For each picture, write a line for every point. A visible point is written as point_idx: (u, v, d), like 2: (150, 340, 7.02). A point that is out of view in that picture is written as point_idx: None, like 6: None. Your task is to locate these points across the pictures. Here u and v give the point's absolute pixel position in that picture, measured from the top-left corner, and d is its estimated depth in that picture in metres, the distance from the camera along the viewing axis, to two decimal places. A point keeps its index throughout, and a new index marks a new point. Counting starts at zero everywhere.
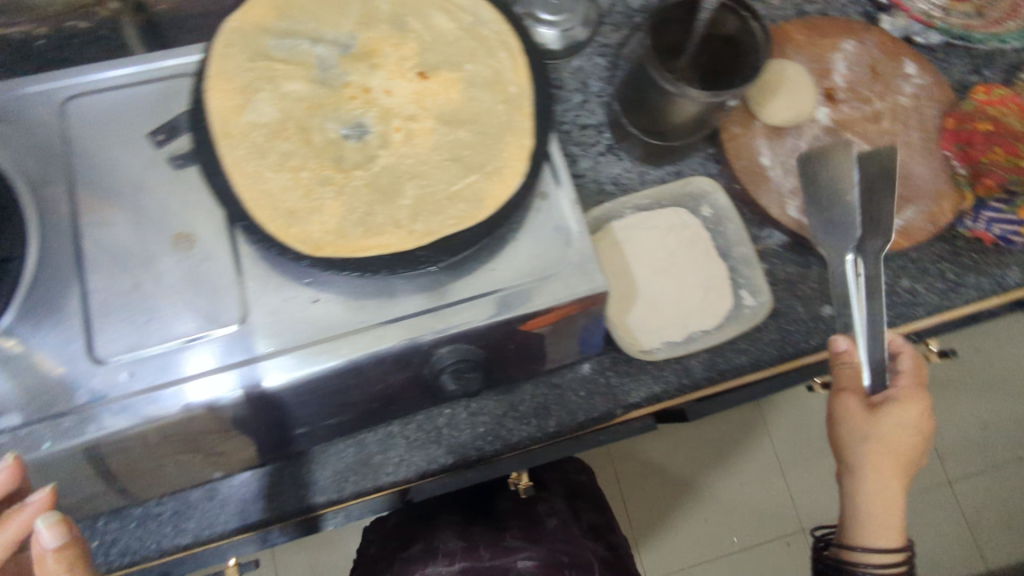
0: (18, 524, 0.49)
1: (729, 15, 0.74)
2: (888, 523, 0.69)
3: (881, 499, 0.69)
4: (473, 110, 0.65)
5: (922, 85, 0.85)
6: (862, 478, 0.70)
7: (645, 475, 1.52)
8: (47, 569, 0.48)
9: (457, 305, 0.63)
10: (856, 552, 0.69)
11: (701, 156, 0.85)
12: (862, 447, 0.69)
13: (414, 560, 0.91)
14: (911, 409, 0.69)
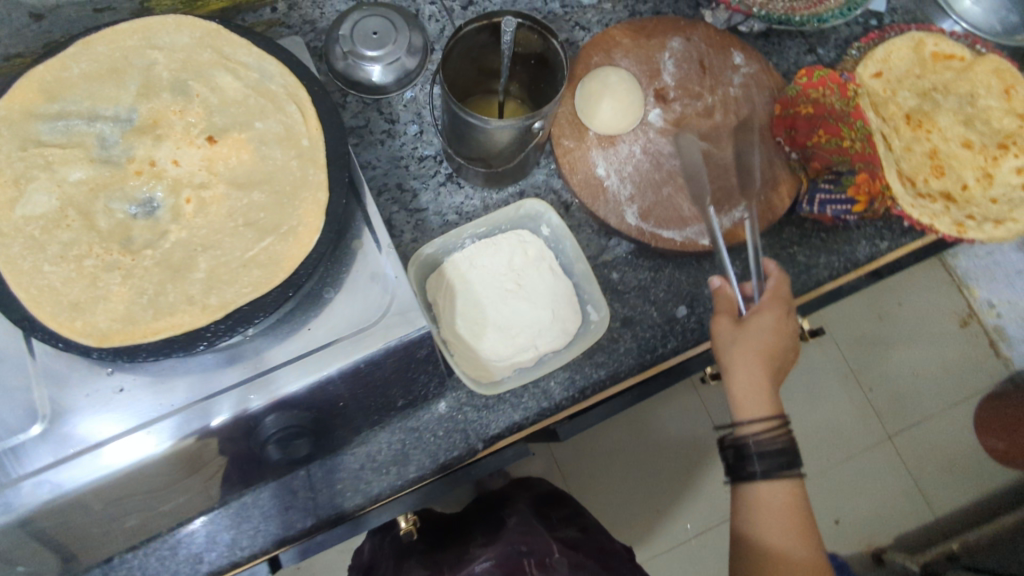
0: None
1: (534, 36, 0.73)
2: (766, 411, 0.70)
3: (758, 384, 0.70)
4: (266, 170, 0.63)
5: (750, 74, 0.87)
6: (737, 375, 0.70)
7: (594, 471, 1.42)
8: None
9: (270, 374, 0.61)
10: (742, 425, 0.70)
11: (543, 174, 0.85)
12: (738, 360, 0.70)
13: None
14: (770, 315, 0.72)
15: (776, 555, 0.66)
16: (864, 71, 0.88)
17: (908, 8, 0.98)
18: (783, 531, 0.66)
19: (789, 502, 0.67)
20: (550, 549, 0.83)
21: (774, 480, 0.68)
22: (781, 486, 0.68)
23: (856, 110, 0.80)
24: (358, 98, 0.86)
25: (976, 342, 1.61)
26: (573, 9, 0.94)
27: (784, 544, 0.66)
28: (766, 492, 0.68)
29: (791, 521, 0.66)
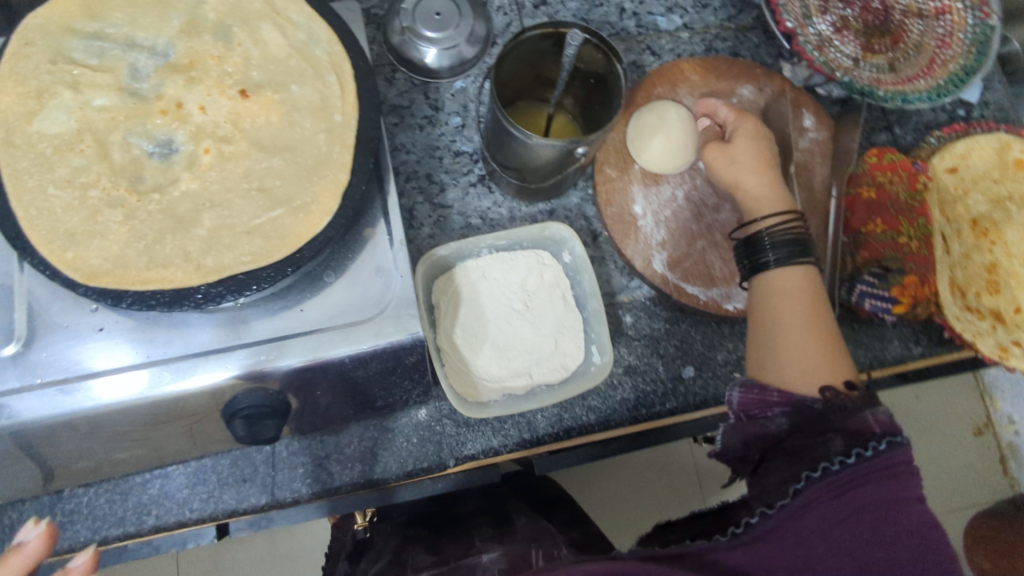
0: None
1: (597, 52, 0.68)
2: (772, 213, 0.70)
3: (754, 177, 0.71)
4: (292, 137, 0.60)
5: (819, 139, 0.81)
6: (726, 165, 0.73)
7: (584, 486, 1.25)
8: None
9: (251, 348, 0.59)
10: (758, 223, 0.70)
11: (579, 197, 0.81)
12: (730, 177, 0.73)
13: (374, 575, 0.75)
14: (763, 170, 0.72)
15: (789, 350, 0.63)
16: (939, 164, 0.83)
17: (1000, 104, 0.91)
18: (795, 346, 0.63)
19: (801, 287, 0.66)
20: (556, 543, 0.73)
21: (795, 267, 0.67)
22: (794, 273, 0.67)
23: (920, 205, 0.77)
24: (408, 76, 0.83)
25: (986, 455, 1.53)
26: (647, 32, 0.90)
27: (792, 334, 0.64)
28: (783, 280, 0.66)
29: (801, 311, 0.65)
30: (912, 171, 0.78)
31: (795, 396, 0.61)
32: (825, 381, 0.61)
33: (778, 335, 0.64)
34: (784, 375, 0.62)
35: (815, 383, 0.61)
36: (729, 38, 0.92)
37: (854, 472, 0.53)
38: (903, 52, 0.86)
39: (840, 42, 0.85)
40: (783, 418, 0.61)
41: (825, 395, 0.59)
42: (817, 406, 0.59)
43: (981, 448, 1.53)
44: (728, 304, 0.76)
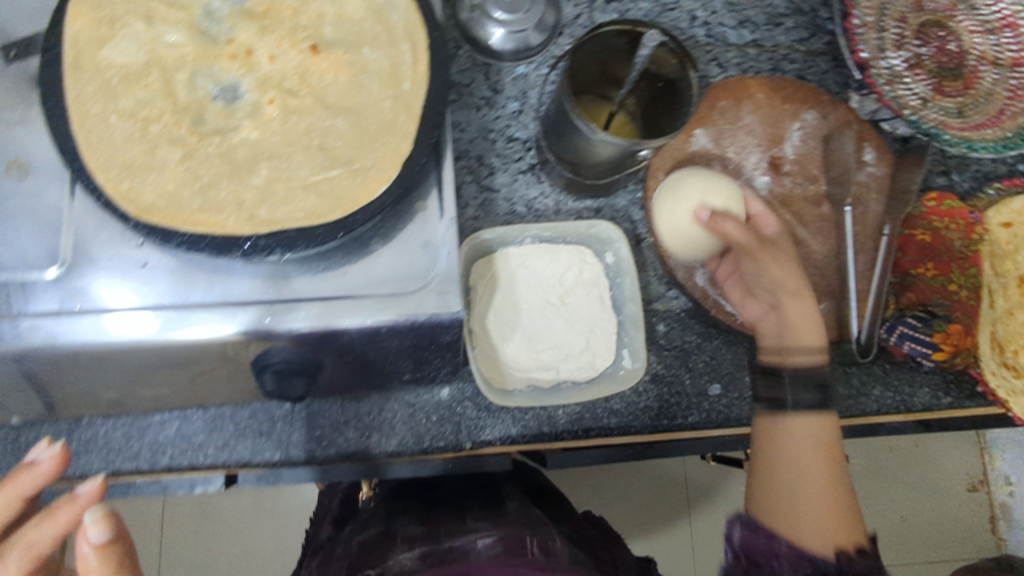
0: (64, 516, 0.47)
1: (671, 58, 0.68)
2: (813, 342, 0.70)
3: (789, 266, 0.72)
4: (358, 99, 0.59)
5: (877, 174, 0.80)
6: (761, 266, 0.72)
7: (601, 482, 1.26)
8: (88, 567, 0.46)
9: (292, 305, 0.58)
10: (783, 378, 0.68)
11: (627, 199, 0.80)
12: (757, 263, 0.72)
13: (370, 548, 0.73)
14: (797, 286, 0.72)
15: (804, 505, 0.61)
16: (993, 216, 0.79)
17: None
18: (811, 471, 0.63)
19: (815, 461, 0.64)
20: (551, 535, 0.72)
21: (811, 424, 0.65)
22: (813, 428, 0.65)
23: (974, 255, 0.75)
24: (470, 54, 0.82)
25: (976, 511, 1.52)
26: (716, 43, 0.89)
27: (808, 491, 0.62)
28: (793, 436, 0.65)
29: (817, 465, 0.63)
30: (971, 222, 0.76)
31: (807, 549, 0.58)
32: (839, 540, 0.60)
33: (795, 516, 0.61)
34: (799, 524, 0.60)
35: (829, 543, 0.59)
36: (798, 60, 0.90)
37: None
38: (972, 98, 0.84)
39: (912, 79, 0.84)
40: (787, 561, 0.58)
41: (839, 558, 0.59)
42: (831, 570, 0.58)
43: (973, 502, 1.52)
44: None
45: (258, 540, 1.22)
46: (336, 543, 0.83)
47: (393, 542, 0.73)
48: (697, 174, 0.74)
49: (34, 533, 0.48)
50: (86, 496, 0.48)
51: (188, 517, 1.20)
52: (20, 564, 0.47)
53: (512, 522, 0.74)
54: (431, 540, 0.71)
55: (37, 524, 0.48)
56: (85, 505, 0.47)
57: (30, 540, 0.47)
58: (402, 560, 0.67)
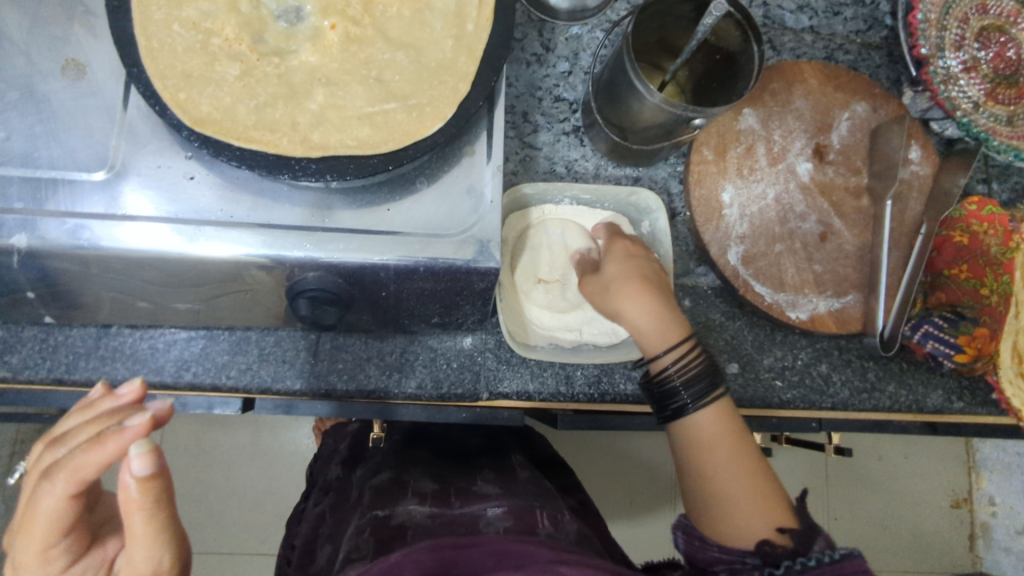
0: (114, 446, 0.40)
1: (735, 29, 0.67)
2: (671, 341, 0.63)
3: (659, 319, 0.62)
4: (419, 35, 0.59)
5: (919, 174, 0.81)
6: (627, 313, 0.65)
7: (592, 459, 1.29)
8: (129, 498, 0.39)
9: (334, 233, 0.57)
10: (663, 358, 0.62)
11: (666, 172, 0.80)
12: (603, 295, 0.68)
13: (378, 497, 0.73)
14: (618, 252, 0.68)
15: (729, 500, 0.57)
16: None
17: None
18: (725, 461, 0.59)
19: (713, 435, 0.60)
20: (559, 508, 0.73)
21: (705, 410, 0.61)
22: (714, 412, 0.61)
23: (1008, 263, 0.76)
24: (526, 10, 0.81)
25: (957, 528, 1.54)
26: (772, 25, 0.88)
27: (721, 483, 0.58)
28: (702, 423, 0.61)
29: (725, 451, 0.59)
30: (1010, 232, 0.77)
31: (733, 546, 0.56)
32: (763, 530, 0.56)
33: (726, 501, 0.58)
34: (729, 520, 0.57)
35: (751, 536, 0.55)
36: (852, 52, 0.89)
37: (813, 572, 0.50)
38: None
39: (966, 81, 0.83)
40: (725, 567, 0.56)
41: (762, 547, 0.54)
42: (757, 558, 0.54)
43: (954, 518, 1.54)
44: (791, 312, 0.75)
45: (253, 478, 1.24)
46: (348, 485, 0.83)
47: (403, 492, 0.74)
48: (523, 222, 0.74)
49: (80, 459, 0.40)
50: (133, 430, 0.40)
51: (183, 441, 1.23)
52: (66, 489, 0.40)
53: (517, 489, 0.75)
54: (441, 501, 0.71)
55: (85, 450, 0.40)
56: (133, 439, 0.40)
57: (74, 467, 0.40)
58: (413, 513, 0.67)
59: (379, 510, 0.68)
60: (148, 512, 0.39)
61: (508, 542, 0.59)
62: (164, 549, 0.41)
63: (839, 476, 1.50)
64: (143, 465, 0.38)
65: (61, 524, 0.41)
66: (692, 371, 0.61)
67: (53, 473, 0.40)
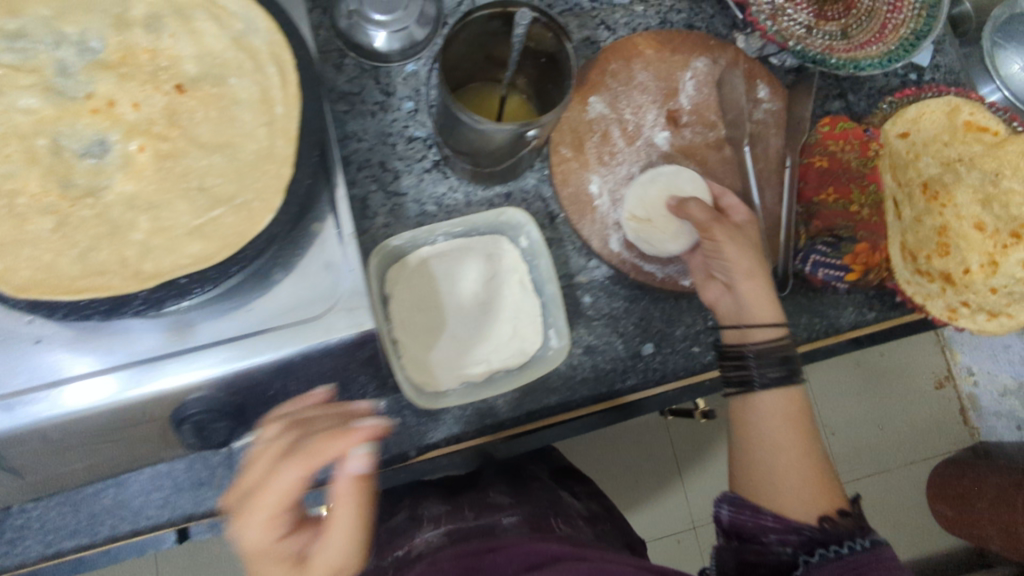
0: (335, 450, 0.45)
1: (546, 32, 0.67)
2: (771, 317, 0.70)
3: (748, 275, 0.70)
4: (231, 132, 0.58)
5: (772, 111, 0.82)
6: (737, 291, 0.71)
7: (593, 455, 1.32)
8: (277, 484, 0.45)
9: (201, 354, 0.58)
10: (745, 334, 0.70)
11: (535, 178, 0.81)
12: (724, 246, 0.71)
13: (398, 535, 0.74)
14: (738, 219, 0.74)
15: (786, 477, 0.66)
16: (891, 130, 0.86)
17: (952, 67, 0.95)
18: (797, 459, 0.67)
19: (789, 409, 0.68)
20: (570, 521, 0.75)
21: (772, 392, 0.69)
22: (785, 395, 0.69)
23: (869, 173, 0.82)
24: (357, 62, 0.81)
25: (948, 406, 1.57)
26: (601, 6, 0.88)
27: (785, 476, 0.67)
28: (771, 403, 0.69)
29: (789, 432, 0.68)
30: (865, 144, 0.82)
31: (791, 521, 0.64)
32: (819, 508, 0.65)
33: (780, 465, 0.67)
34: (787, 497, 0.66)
35: (813, 512, 0.65)
36: (684, 9, 0.89)
37: (852, 560, 0.61)
38: (856, 18, 0.87)
39: (794, 10, 0.85)
40: (780, 544, 0.65)
41: (823, 525, 0.64)
42: (816, 535, 0.63)
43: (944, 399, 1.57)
44: (684, 280, 0.78)
45: None
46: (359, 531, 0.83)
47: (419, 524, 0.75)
48: (400, 277, 0.74)
49: (319, 445, 0.45)
50: (363, 435, 0.46)
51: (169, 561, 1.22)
52: (299, 474, 0.45)
53: (531, 499, 0.78)
54: (456, 516, 0.74)
55: (327, 439, 0.45)
56: (366, 436, 0.46)
57: (313, 452, 0.45)
58: (429, 538, 0.70)
59: (398, 549, 0.71)
60: (361, 509, 0.46)
61: (532, 545, 0.63)
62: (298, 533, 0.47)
63: (827, 391, 1.52)
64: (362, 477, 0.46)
65: (287, 503, 0.46)
66: (775, 370, 0.69)
67: (281, 462, 0.46)
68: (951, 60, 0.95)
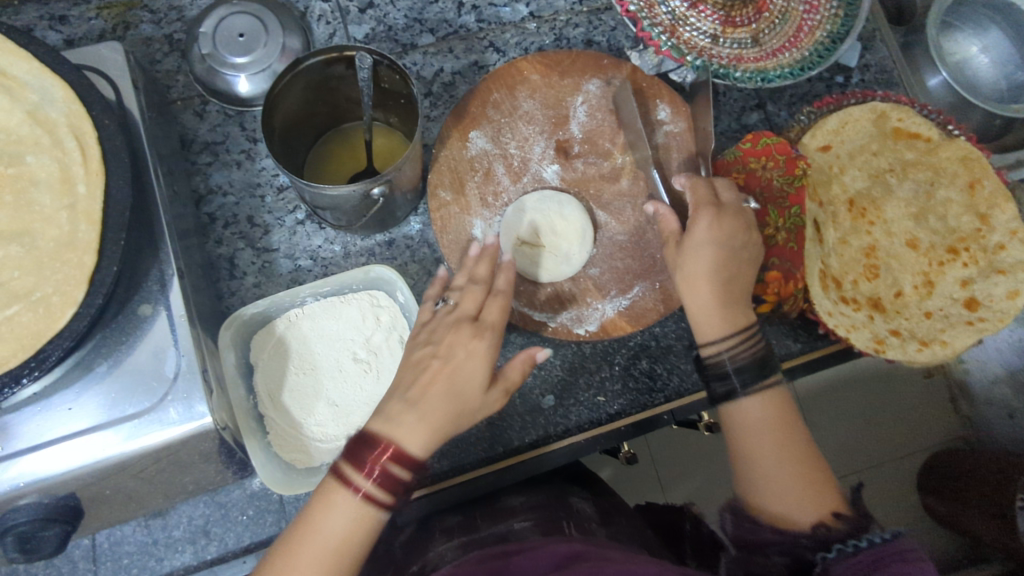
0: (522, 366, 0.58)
1: (392, 72, 0.61)
2: (727, 326, 0.62)
3: (714, 300, 0.62)
4: (32, 217, 0.53)
5: (675, 132, 0.75)
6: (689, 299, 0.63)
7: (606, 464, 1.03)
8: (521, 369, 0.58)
9: (17, 460, 0.54)
10: (716, 341, 0.62)
11: (419, 222, 0.76)
12: (683, 264, 0.64)
13: (412, 551, 0.66)
14: (705, 221, 0.62)
15: (778, 489, 0.55)
16: (810, 143, 0.77)
17: (883, 65, 0.87)
18: (779, 434, 0.58)
19: (769, 418, 0.59)
20: (587, 513, 0.66)
21: (756, 396, 0.59)
22: (763, 399, 0.59)
23: (793, 193, 0.73)
24: (221, 107, 0.75)
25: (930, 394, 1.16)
26: (489, 27, 0.81)
27: (780, 478, 0.56)
28: (748, 410, 0.59)
29: (773, 439, 0.58)
30: (793, 158, 0.74)
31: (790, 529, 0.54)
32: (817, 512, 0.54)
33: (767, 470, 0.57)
34: (777, 503, 0.55)
35: (805, 518, 0.54)
36: (581, 23, 0.82)
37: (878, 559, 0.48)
38: (768, 22, 0.78)
39: (697, 18, 0.78)
40: (779, 554, 0.53)
41: (818, 530, 0.53)
42: (809, 540, 0.53)
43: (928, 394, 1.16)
44: (580, 328, 0.71)
45: None
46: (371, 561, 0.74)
47: (432, 537, 0.67)
48: (267, 344, 0.69)
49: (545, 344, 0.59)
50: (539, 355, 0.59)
51: None
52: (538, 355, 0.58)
53: (542, 499, 0.69)
54: (468, 528, 0.65)
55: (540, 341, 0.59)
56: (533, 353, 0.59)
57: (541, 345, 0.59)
58: (442, 551, 0.61)
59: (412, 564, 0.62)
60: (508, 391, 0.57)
61: (561, 543, 0.52)
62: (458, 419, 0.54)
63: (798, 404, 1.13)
64: (473, 306, 0.61)
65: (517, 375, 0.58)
66: (746, 357, 0.61)
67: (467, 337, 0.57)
68: (883, 58, 0.87)
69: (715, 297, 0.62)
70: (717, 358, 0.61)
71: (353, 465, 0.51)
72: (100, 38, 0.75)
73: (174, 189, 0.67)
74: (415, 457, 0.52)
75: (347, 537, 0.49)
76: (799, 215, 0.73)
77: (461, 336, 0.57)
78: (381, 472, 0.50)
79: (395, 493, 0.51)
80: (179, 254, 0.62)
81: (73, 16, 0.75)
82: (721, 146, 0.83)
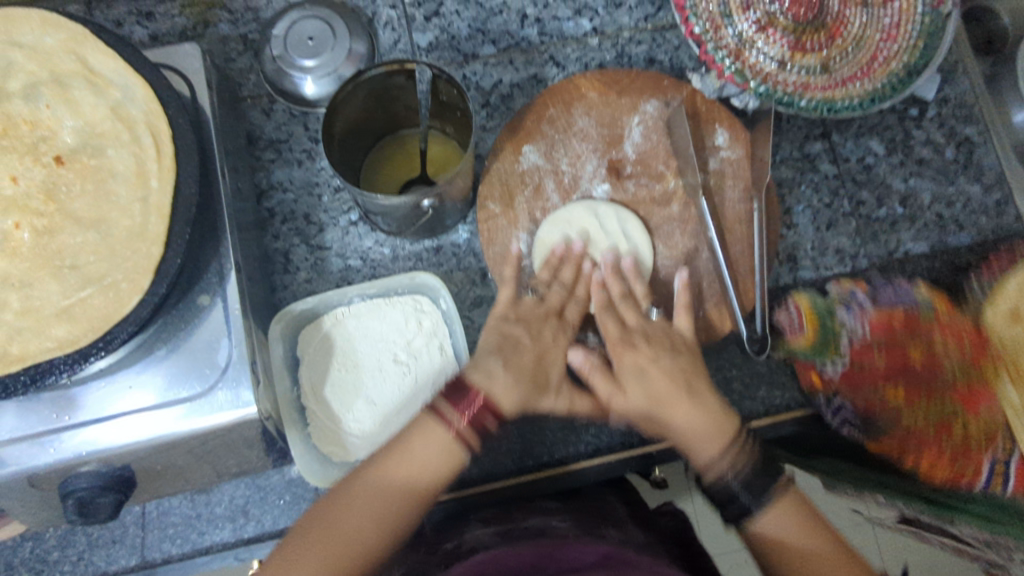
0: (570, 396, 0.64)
1: (450, 86, 0.63)
2: (714, 441, 0.60)
3: (691, 410, 0.61)
4: (108, 206, 0.57)
5: (730, 158, 0.73)
6: (630, 388, 0.63)
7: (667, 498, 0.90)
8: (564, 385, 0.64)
9: (82, 429, 0.58)
10: (704, 458, 0.59)
11: (466, 231, 0.77)
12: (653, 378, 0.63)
13: (447, 534, 0.67)
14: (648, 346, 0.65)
15: None
16: (995, 312, 0.69)
17: (963, 99, 0.83)
18: (801, 521, 0.56)
19: (788, 535, 0.55)
20: (623, 519, 0.66)
21: (767, 510, 0.56)
22: (778, 510, 0.56)
23: (975, 385, 0.66)
24: (287, 107, 0.78)
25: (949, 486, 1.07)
26: (551, 40, 0.81)
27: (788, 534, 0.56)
28: (764, 526, 0.56)
29: (800, 547, 0.55)
30: (950, 305, 0.70)
31: None
32: None
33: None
34: None
35: None
36: (645, 40, 0.82)
37: None
38: (839, 49, 0.74)
39: (764, 42, 0.75)
40: None
41: None
42: None
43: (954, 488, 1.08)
44: None
45: None
46: None
47: (468, 522, 0.69)
48: (313, 338, 0.72)
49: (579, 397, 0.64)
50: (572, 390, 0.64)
51: None
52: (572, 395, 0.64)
53: (579, 504, 0.70)
54: (505, 518, 0.67)
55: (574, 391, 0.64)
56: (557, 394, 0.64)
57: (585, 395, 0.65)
58: (481, 535, 0.63)
59: (448, 543, 0.64)
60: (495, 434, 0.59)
61: (598, 545, 0.54)
62: (452, 459, 0.56)
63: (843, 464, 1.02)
64: (574, 318, 0.68)
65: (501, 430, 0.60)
66: (746, 473, 0.57)
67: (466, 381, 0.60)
68: (963, 91, 0.83)
69: (674, 381, 0.63)
70: (720, 476, 0.58)
71: (450, 406, 0.57)
72: (182, 35, 0.79)
73: (237, 184, 0.70)
74: (431, 463, 0.56)
75: (432, 466, 0.56)
76: (928, 339, 0.68)
77: (560, 342, 0.66)
78: (474, 416, 0.57)
79: (478, 441, 0.57)
80: (237, 248, 0.65)
81: (159, 13, 0.80)
82: (779, 174, 0.80)
